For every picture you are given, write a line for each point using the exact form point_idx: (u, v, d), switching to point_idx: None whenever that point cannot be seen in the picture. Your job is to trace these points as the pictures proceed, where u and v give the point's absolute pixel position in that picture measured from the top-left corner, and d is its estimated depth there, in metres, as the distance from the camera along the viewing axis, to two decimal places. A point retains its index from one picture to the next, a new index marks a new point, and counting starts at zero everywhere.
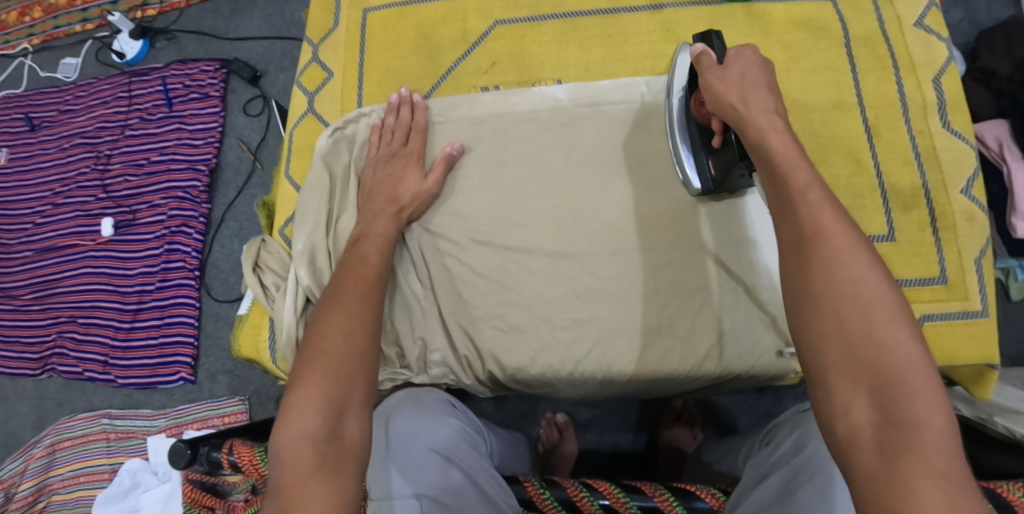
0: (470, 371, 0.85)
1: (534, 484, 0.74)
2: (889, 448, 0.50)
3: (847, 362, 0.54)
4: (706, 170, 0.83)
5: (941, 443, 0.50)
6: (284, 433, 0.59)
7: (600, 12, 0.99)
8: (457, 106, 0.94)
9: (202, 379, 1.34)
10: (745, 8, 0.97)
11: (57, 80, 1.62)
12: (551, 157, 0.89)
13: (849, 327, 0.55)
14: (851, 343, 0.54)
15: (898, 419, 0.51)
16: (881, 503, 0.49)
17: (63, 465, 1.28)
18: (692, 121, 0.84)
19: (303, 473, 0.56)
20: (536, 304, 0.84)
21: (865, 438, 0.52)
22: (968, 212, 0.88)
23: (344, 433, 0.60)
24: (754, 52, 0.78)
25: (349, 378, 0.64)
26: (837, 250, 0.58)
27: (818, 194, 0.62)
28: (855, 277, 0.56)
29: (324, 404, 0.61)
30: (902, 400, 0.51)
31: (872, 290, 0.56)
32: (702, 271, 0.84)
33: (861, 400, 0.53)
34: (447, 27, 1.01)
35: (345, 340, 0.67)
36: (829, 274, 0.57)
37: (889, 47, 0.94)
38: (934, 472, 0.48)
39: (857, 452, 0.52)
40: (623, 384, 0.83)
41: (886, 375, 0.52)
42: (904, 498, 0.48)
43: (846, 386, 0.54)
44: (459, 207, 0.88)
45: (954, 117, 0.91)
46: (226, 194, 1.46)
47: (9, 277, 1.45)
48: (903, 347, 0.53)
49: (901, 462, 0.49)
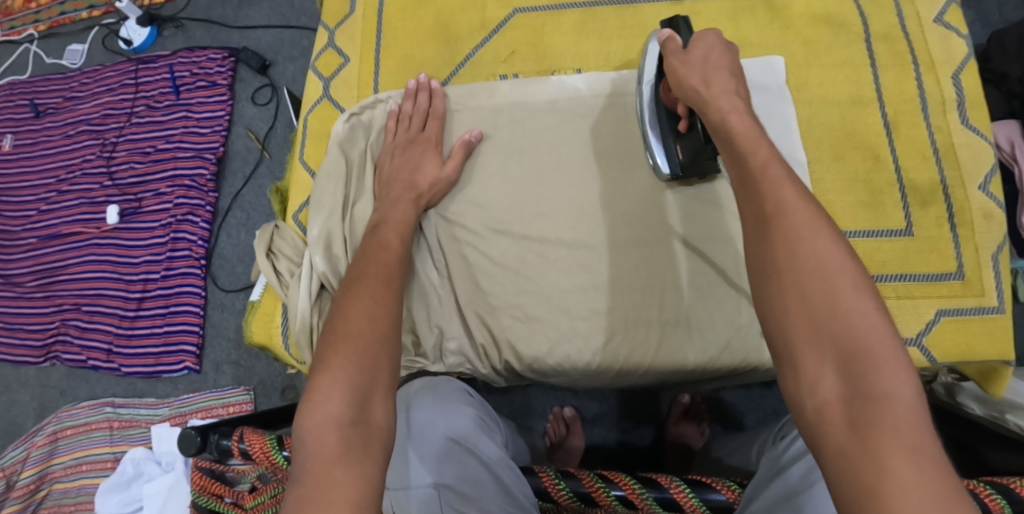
0: (487, 360, 0.85)
1: (549, 474, 0.73)
2: (860, 424, 0.48)
3: (815, 338, 0.52)
4: (675, 155, 0.83)
5: (911, 415, 0.48)
6: (309, 417, 0.59)
7: (619, 3, 0.99)
8: (475, 94, 0.93)
9: (207, 369, 1.33)
10: (765, 2, 0.97)
11: (63, 67, 1.61)
12: (570, 149, 0.89)
13: (813, 302, 0.53)
14: (815, 315, 0.53)
15: (866, 393, 0.49)
16: (852, 476, 0.47)
17: (65, 453, 1.27)
18: (660, 106, 0.84)
19: (329, 459, 0.56)
20: (555, 294, 0.83)
21: (834, 415, 0.50)
22: (986, 209, 0.88)
23: (371, 417, 0.59)
24: (717, 35, 0.77)
25: (374, 363, 0.63)
26: (802, 222, 0.56)
27: (778, 170, 0.61)
28: (818, 252, 0.55)
29: (348, 388, 0.60)
30: (869, 372, 0.50)
31: (837, 265, 0.54)
32: (670, 252, 0.84)
33: (829, 375, 0.51)
34: (466, 15, 1.01)
35: (368, 324, 0.67)
36: (792, 249, 0.55)
37: (909, 43, 0.94)
38: (909, 448, 0.46)
39: (826, 431, 0.50)
40: (637, 376, 0.84)
41: (852, 347, 0.51)
42: (877, 474, 0.46)
43: (813, 360, 0.52)
44: (478, 196, 0.88)
45: (973, 114, 0.91)
46: (234, 183, 1.44)
47: (12, 264, 1.44)
48: (867, 318, 0.51)
49: (873, 438, 0.47)
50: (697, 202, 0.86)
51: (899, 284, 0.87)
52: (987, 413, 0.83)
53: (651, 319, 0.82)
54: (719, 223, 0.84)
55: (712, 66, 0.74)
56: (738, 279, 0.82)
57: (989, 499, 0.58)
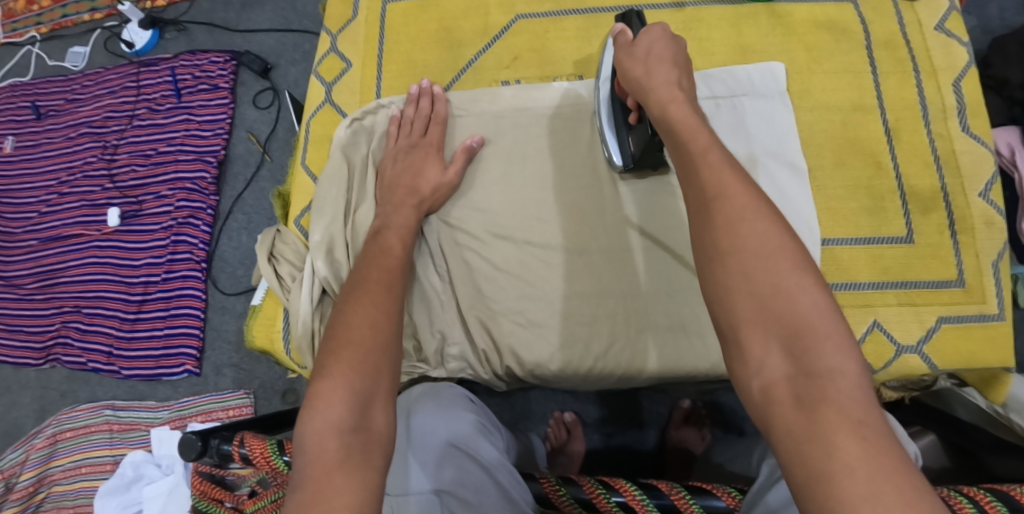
0: (488, 365, 0.85)
1: (551, 480, 0.74)
2: (806, 400, 0.48)
3: (758, 319, 0.52)
4: (626, 146, 0.84)
5: (855, 392, 0.48)
6: (312, 423, 0.59)
7: (621, 9, 0.99)
8: (478, 99, 0.93)
9: (207, 372, 1.33)
10: (768, 9, 0.97)
11: (65, 69, 1.61)
12: (571, 155, 0.89)
13: (756, 283, 0.53)
14: (760, 296, 0.52)
15: (811, 370, 0.49)
16: (800, 455, 0.47)
17: (64, 456, 1.27)
18: (614, 98, 0.85)
19: (330, 465, 0.56)
20: (556, 299, 0.83)
21: (782, 393, 0.50)
22: (987, 216, 0.88)
23: (371, 424, 0.59)
24: (664, 29, 0.77)
25: (375, 369, 0.64)
26: (745, 206, 0.56)
27: (718, 156, 0.61)
28: (761, 230, 0.55)
29: (350, 394, 0.61)
30: (812, 349, 0.50)
31: (778, 245, 0.54)
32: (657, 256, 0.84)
33: (775, 355, 0.51)
34: (469, 20, 1.01)
35: (369, 330, 0.67)
36: (733, 232, 0.55)
37: (911, 50, 0.94)
38: (856, 424, 0.46)
39: (775, 410, 0.49)
40: (642, 380, 0.83)
41: (793, 323, 0.51)
42: (826, 450, 0.46)
43: (760, 342, 0.51)
44: (479, 201, 0.88)
45: (974, 121, 0.91)
46: (235, 187, 1.44)
47: (13, 265, 1.44)
48: (809, 296, 0.51)
49: (819, 413, 0.47)
50: (657, 197, 0.86)
51: (900, 291, 0.87)
52: (990, 407, 0.82)
53: (642, 320, 0.82)
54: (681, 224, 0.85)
55: (654, 59, 0.74)
56: None
57: (986, 502, 0.58)
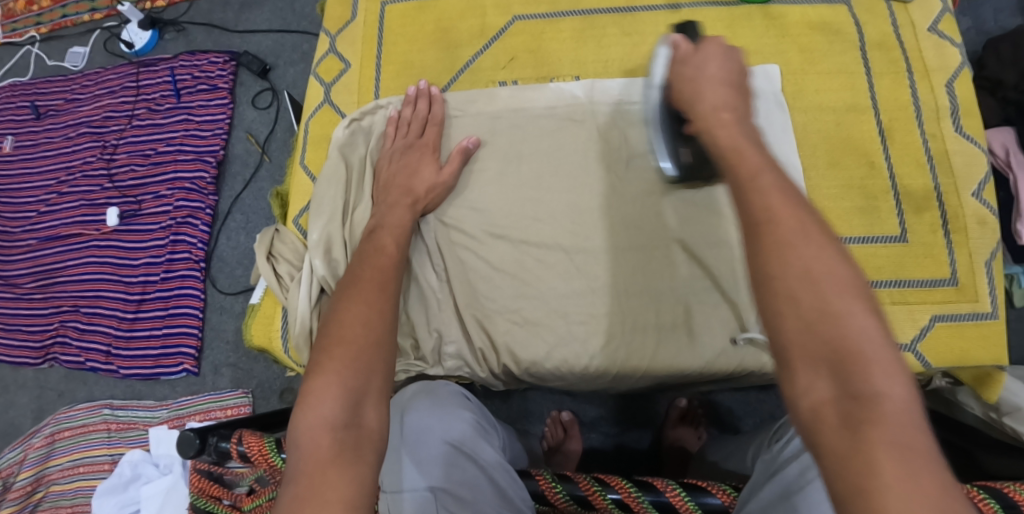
0: (485, 364, 0.85)
1: (546, 477, 0.75)
2: (853, 422, 0.46)
3: (806, 343, 0.50)
4: (680, 157, 0.82)
5: (904, 415, 0.46)
6: (303, 420, 0.59)
7: (618, 10, 1.00)
8: (474, 100, 0.94)
9: (205, 371, 1.33)
10: (762, 10, 0.98)
11: (64, 69, 1.61)
12: (568, 154, 0.89)
13: (803, 306, 0.51)
14: (807, 319, 0.50)
15: (857, 392, 0.47)
16: (844, 476, 0.45)
17: (62, 455, 1.28)
18: (665, 108, 0.80)
19: (321, 460, 0.56)
20: (553, 298, 0.84)
21: (829, 415, 0.48)
22: (979, 216, 0.89)
23: (362, 421, 0.60)
24: (720, 44, 0.74)
25: (368, 366, 0.64)
26: (798, 227, 0.54)
27: (769, 179, 0.58)
28: (818, 255, 0.52)
29: (342, 391, 0.61)
30: (860, 373, 0.47)
31: (834, 270, 0.51)
32: (670, 262, 0.85)
33: (821, 377, 0.49)
34: (466, 21, 1.02)
35: (361, 328, 0.68)
36: (783, 256, 0.53)
37: (904, 51, 0.95)
38: (899, 445, 0.44)
39: (821, 432, 0.47)
40: (637, 380, 0.84)
41: (841, 346, 0.48)
42: (866, 468, 0.44)
43: (807, 365, 0.49)
44: (476, 200, 0.89)
45: (966, 121, 0.92)
46: (233, 187, 1.45)
47: (12, 265, 1.44)
48: (859, 321, 0.49)
49: (863, 433, 0.45)
50: (657, 199, 0.87)
51: (893, 290, 0.88)
52: (985, 413, 0.78)
53: (640, 321, 0.83)
54: (714, 227, 0.85)
55: (704, 78, 0.71)
56: (730, 284, 0.83)
57: (980, 501, 0.58)
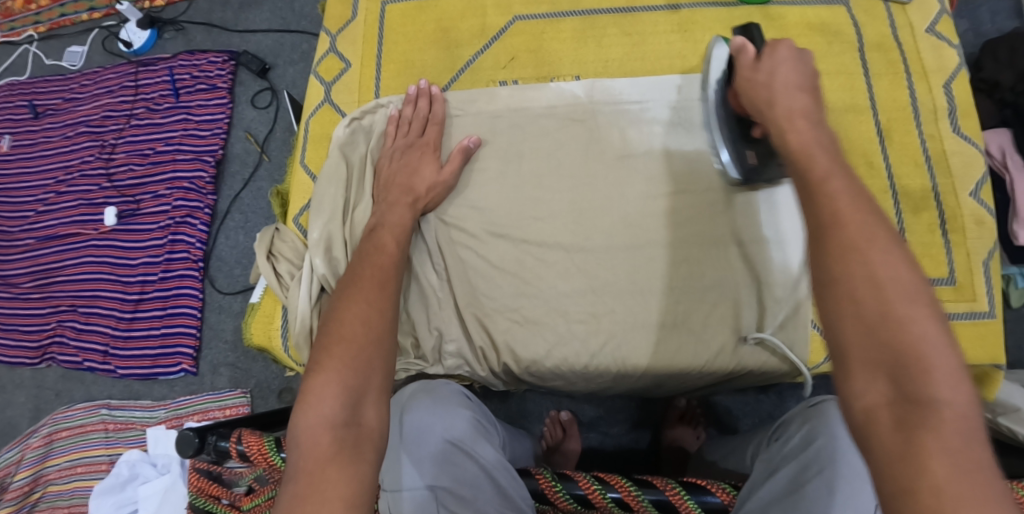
0: (485, 363, 0.85)
1: (546, 476, 0.74)
2: (907, 425, 0.48)
3: (865, 345, 0.51)
4: (745, 159, 0.81)
5: (961, 422, 0.47)
6: (304, 418, 0.59)
7: (618, 11, 1.00)
8: (475, 99, 0.94)
9: (204, 371, 1.33)
10: (761, 11, 0.98)
11: (62, 68, 1.61)
12: (568, 154, 0.90)
13: (865, 310, 0.52)
14: (869, 323, 0.52)
15: (914, 397, 0.49)
16: (892, 474, 0.47)
17: (59, 455, 1.27)
18: (729, 110, 0.81)
19: (322, 458, 0.56)
20: (552, 297, 0.84)
21: (884, 417, 0.50)
22: (977, 216, 0.89)
23: (362, 419, 0.60)
24: (790, 47, 0.74)
25: (367, 364, 0.64)
26: (867, 230, 0.55)
27: (840, 184, 0.59)
28: (888, 260, 0.54)
29: (342, 389, 0.61)
30: (919, 378, 0.49)
31: (904, 274, 0.53)
32: (697, 263, 0.84)
33: (878, 380, 0.50)
34: (466, 21, 1.02)
35: (361, 326, 0.68)
36: (849, 260, 0.54)
37: (902, 52, 0.95)
38: (948, 450, 0.46)
39: (874, 431, 0.50)
40: (637, 379, 0.84)
41: (902, 352, 0.50)
42: (916, 470, 0.46)
43: (864, 369, 0.51)
44: (476, 200, 0.89)
45: (964, 122, 0.92)
46: (232, 187, 1.45)
47: (10, 264, 1.44)
48: (921, 326, 0.51)
49: (914, 436, 0.47)
50: (661, 199, 0.86)
51: None
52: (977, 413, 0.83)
53: (641, 319, 0.83)
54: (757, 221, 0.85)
55: (779, 84, 0.71)
56: (744, 285, 0.83)
57: None
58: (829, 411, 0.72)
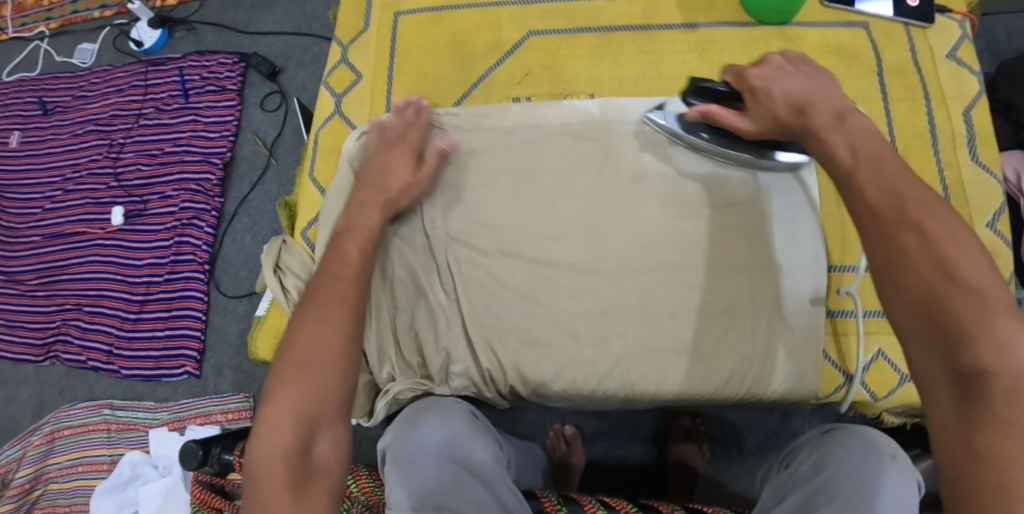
0: (492, 385, 0.85)
1: (551, 499, 0.76)
2: (966, 398, 0.50)
3: (920, 324, 0.54)
4: (789, 155, 0.85)
5: (1016, 389, 0.49)
6: (262, 446, 0.63)
7: (634, 28, 0.99)
8: (488, 115, 0.94)
9: (207, 374, 1.32)
10: (779, 32, 0.97)
11: (72, 66, 1.60)
12: (581, 173, 0.89)
13: (912, 293, 0.55)
14: (918, 303, 0.54)
15: (966, 372, 0.51)
16: (947, 450, 0.50)
17: (61, 453, 1.27)
18: (735, 142, 0.85)
19: (276, 487, 0.61)
20: (562, 318, 0.83)
21: (942, 394, 0.52)
22: (993, 246, 0.88)
23: (315, 448, 0.64)
24: (781, 57, 0.79)
25: (322, 389, 0.66)
26: (919, 208, 0.58)
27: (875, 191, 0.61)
28: (935, 233, 0.56)
29: (295, 417, 0.64)
30: (969, 351, 0.51)
31: (954, 248, 0.55)
32: (726, 292, 0.83)
33: (934, 358, 0.53)
34: (481, 35, 1.02)
35: (313, 345, 0.68)
36: (897, 244, 0.57)
37: (921, 77, 0.94)
38: (1000, 423, 0.48)
39: (933, 409, 0.52)
40: (646, 402, 0.83)
41: (951, 328, 0.52)
42: (972, 451, 0.48)
43: (920, 347, 0.53)
44: (488, 217, 0.88)
45: (983, 150, 0.91)
46: (240, 189, 1.44)
47: (16, 260, 1.44)
48: (966, 298, 0.53)
49: (969, 411, 0.49)
50: (675, 220, 0.86)
51: None
52: None
53: (651, 343, 0.82)
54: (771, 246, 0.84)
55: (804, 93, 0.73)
56: (755, 310, 0.82)
57: None
58: (837, 438, 0.73)
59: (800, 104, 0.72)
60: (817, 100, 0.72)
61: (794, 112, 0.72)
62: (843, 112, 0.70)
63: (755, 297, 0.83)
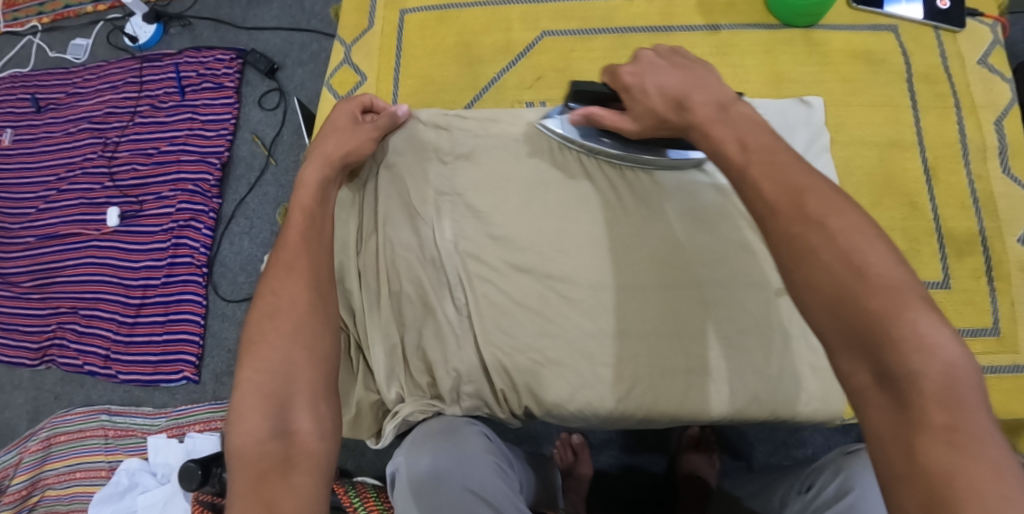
0: (505, 405, 0.82)
1: None
2: (899, 404, 0.48)
3: (839, 325, 0.51)
4: (683, 153, 0.85)
5: (945, 390, 0.47)
6: (237, 436, 0.61)
7: (652, 30, 0.95)
8: (497, 120, 0.91)
9: (207, 379, 1.29)
10: (803, 35, 0.93)
11: (65, 62, 1.56)
12: (595, 184, 0.86)
13: (824, 292, 0.52)
14: (832, 304, 0.52)
15: (893, 374, 0.48)
16: (886, 459, 0.47)
17: (58, 459, 1.25)
18: (629, 144, 0.85)
19: (253, 480, 0.59)
20: (577, 337, 0.80)
21: (874, 398, 0.49)
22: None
23: (294, 427, 0.62)
24: (655, 51, 0.78)
25: (287, 367, 0.64)
26: (817, 203, 0.55)
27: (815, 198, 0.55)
28: (838, 230, 0.53)
29: (262, 400, 0.62)
30: (895, 354, 0.48)
31: (858, 242, 0.52)
32: (746, 311, 0.80)
33: (860, 361, 0.50)
34: (489, 36, 0.98)
35: (269, 322, 0.67)
36: (804, 243, 0.54)
37: (951, 85, 0.91)
38: (937, 430, 0.46)
39: (868, 415, 0.49)
40: (664, 423, 0.81)
41: (873, 331, 0.49)
42: (909, 459, 0.46)
43: (844, 352, 0.51)
44: (498, 230, 0.85)
45: (1014, 162, 0.88)
46: (238, 190, 1.40)
47: (9, 262, 1.40)
48: (881, 297, 0.50)
49: (904, 416, 0.47)
50: (693, 234, 0.83)
51: None
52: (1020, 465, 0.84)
53: (669, 364, 0.79)
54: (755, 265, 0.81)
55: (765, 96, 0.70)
56: (767, 328, 0.80)
57: None
58: (860, 459, 0.70)
59: (676, 98, 0.71)
60: (692, 92, 0.70)
61: (671, 107, 0.71)
62: (725, 103, 0.67)
63: (772, 317, 0.80)
